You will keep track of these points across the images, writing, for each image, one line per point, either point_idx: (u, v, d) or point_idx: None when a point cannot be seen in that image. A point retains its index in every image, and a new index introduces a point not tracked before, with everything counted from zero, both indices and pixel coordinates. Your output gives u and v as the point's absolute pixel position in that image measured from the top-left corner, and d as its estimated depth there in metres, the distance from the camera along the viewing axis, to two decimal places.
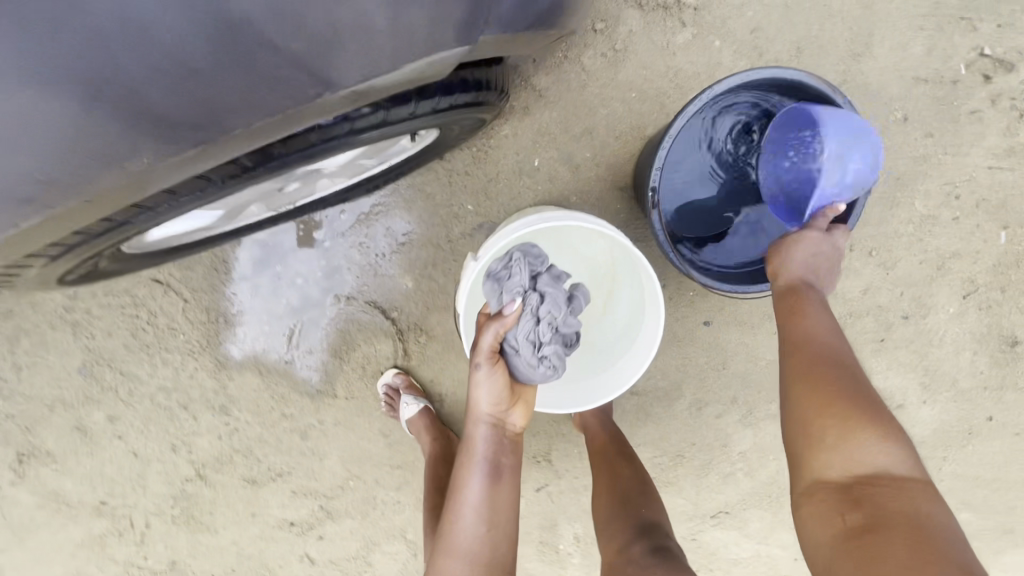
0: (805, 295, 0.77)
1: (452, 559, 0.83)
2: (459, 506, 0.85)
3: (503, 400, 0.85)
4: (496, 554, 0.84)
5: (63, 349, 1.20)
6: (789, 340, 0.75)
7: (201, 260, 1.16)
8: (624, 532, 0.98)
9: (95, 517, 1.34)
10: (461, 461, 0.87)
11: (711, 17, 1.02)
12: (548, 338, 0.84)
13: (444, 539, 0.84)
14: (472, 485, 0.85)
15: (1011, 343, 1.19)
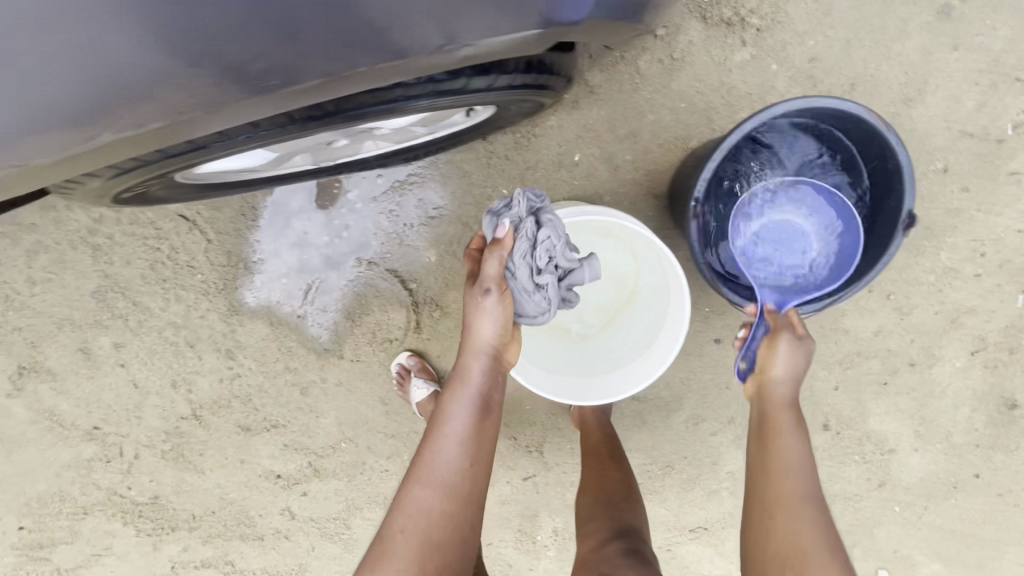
0: (787, 412, 0.80)
1: (427, 485, 0.80)
2: (441, 433, 0.82)
3: (505, 333, 0.84)
4: (472, 489, 0.82)
5: (80, 270, 1.21)
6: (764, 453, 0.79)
7: (230, 203, 1.16)
8: (602, 530, 0.98)
9: (86, 441, 1.34)
10: (451, 389, 0.85)
11: (773, 40, 1.02)
12: (547, 264, 0.82)
13: (420, 463, 0.81)
14: (458, 413, 0.83)
15: (1010, 405, 1.21)
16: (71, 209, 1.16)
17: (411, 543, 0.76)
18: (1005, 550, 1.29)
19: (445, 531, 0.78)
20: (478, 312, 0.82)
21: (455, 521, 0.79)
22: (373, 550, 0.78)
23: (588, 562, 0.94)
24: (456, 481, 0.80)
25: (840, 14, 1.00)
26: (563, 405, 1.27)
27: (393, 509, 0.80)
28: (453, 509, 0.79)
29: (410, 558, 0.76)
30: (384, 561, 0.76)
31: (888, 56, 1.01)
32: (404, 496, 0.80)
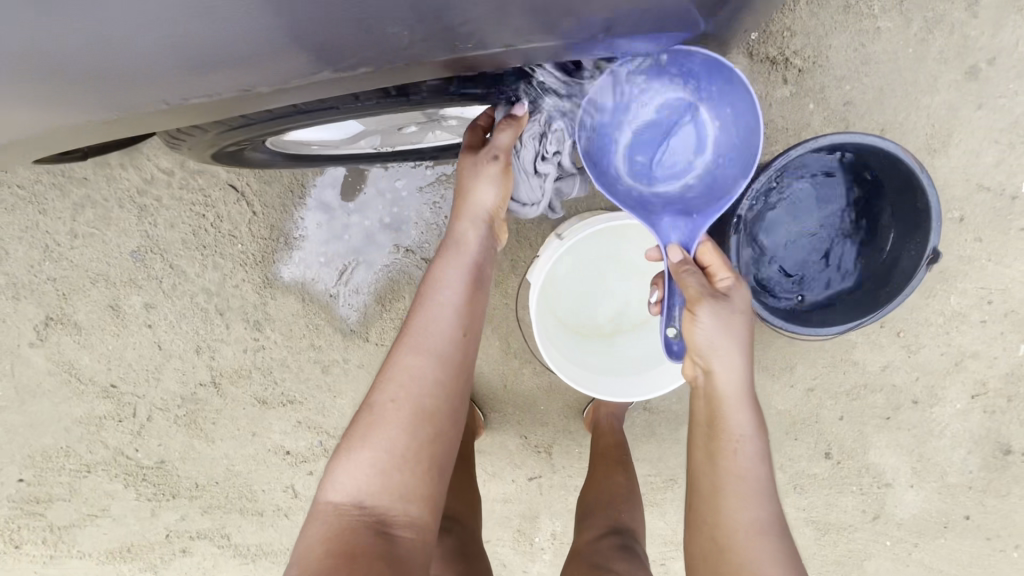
0: (727, 404, 0.76)
1: (416, 352, 0.79)
2: (430, 302, 0.82)
3: (501, 202, 0.85)
4: (463, 355, 0.82)
5: (122, 228, 1.24)
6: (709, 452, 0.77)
7: (279, 179, 1.20)
8: (598, 526, 0.98)
9: (101, 398, 1.35)
10: (441, 259, 0.85)
11: (813, 81, 1.09)
12: (552, 152, 0.84)
13: (408, 332, 0.81)
14: (454, 282, 0.83)
15: (1004, 451, 1.25)
16: (124, 168, 1.20)
17: (405, 408, 0.77)
18: None
19: (438, 393, 0.79)
20: (478, 179, 0.82)
21: (448, 384, 0.80)
22: (363, 420, 0.78)
23: (581, 554, 0.94)
24: (447, 345, 0.80)
25: (878, 64, 1.07)
26: (576, 410, 1.30)
27: (381, 379, 0.80)
28: (445, 373, 0.79)
29: (404, 422, 0.77)
30: (377, 428, 0.77)
31: (917, 107, 1.08)
32: (393, 364, 0.80)
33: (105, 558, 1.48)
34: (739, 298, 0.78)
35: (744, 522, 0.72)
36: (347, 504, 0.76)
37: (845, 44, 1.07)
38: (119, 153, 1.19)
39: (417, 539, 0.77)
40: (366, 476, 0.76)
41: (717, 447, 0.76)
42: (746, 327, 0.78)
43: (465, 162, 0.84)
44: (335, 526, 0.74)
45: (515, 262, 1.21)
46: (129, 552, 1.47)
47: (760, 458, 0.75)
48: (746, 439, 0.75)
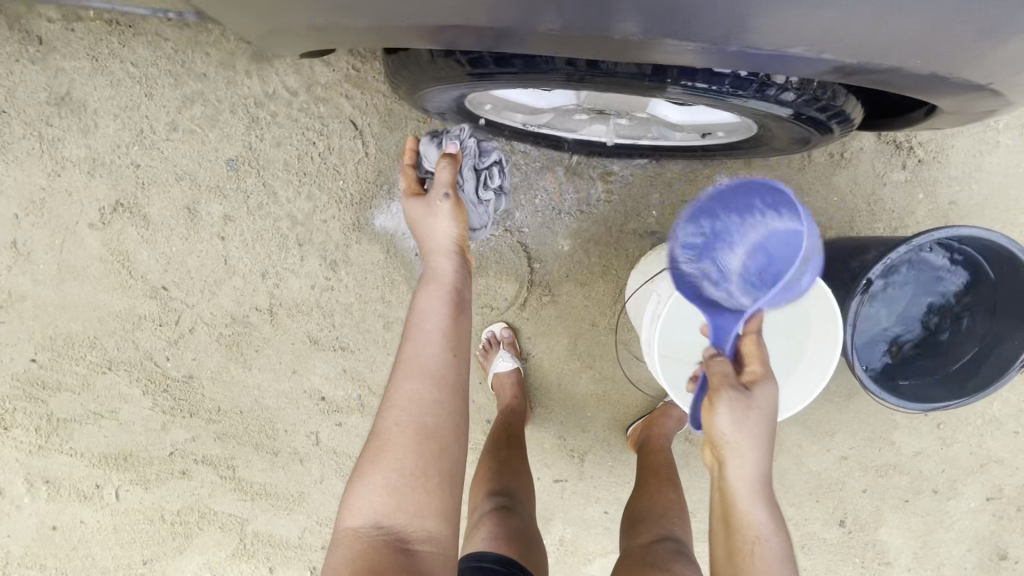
0: (749, 501, 0.72)
1: (410, 378, 0.81)
2: (419, 330, 0.84)
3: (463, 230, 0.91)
4: (455, 375, 0.83)
5: (227, 134, 1.21)
6: (727, 553, 0.72)
7: (401, 128, 1.19)
8: (651, 532, 1.03)
9: (147, 297, 1.30)
10: (424, 289, 0.88)
11: (928, 173, 1.15)
12: (489, 181, 0.99)
13: (402, 361, 0.82)
14: (435, 310, 0.85)
15: (1000, 555, 1.33)
16: (249, 76, 1.18)
17: (407, 433, 0.78)
18: None
19: (439, 415, 0.80)
20: (435, 215, 0.89)
21: (448, 405, 0.80)
22: (369, 449, 0.79)
23: (636, 555, 0.99)
24: (439, 369, 0.81)
25: (989, 174, 1.15)
26: (621, 424, 1.32)
27: (383, 407, 0.81)
28: (445, 395, 0.80)
29: (409, 446, 0.77)
30: (383, 455, 0.77)
31: (1014, 223, 1.16)
32: (393, 392, 0.81)
33: (97, 462, 1.41)
34: (761, 394, 0.73)
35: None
36: (363, 526, 0.76)
37: (965, 148, 1.14)
38: (248, 60, 1.17)
39: (437, 554, 0.75)
40: (380, 498, 0.76)
41: (729, 541, 0.72)
42: (765, 413, 0.73)
43: (416, 208, 0.92)
44: (356, 551, 0.74)
45: (606, 268, 1.22)
46: (125, 461, 1.40)
47: (784, 558, 0.70)
48: (764, 538, 0.71)
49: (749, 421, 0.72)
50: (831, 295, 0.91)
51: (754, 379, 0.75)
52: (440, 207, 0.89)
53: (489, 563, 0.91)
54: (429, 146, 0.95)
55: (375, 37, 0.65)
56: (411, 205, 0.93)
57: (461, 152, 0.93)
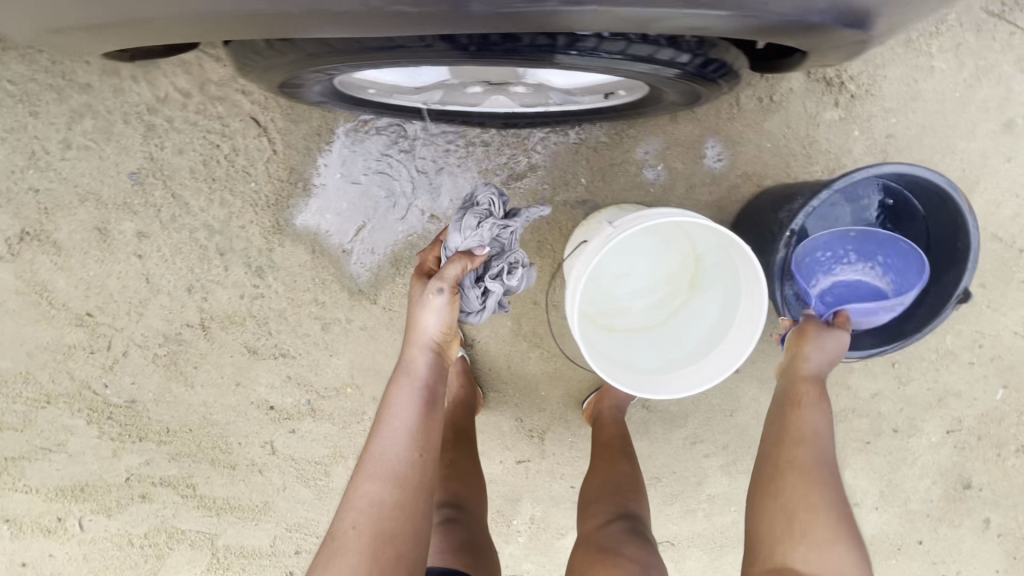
0: (813, 390, 0.89)
1: (372, 478, 0.80)
2: (387, 426, 0.83)
3: (446, 329, 0.85)
4: (416, 478, 0.81)
5: (125, 146, 1.14)
6: (791, 430, 0.88)
7: (305, 120, 1.13)
8: (605, 513, 1.01)
9: (73, 326, 1.25)
10: (394, 386, 0.86)
11: (861, 109, 1.10)
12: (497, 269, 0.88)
13: (366, 463, 0.82)
14: (403, 406, 0.83)
15: (964, 485, 1.33)
16: (136, 82, 1.10)
17: (364, 538, 0.77)
18: None
19: (398, 520, 0.79)
20: (421, 309, 0.83)
21: (406, 510, 0.79)
22: (329, 549, 0.78)
23: (588, 542, 0.97)
24: (397, 471, 0.80)
25: (924, 102, 1.09)
26: (576, 400, 1.30)
27: (344, 505, 0.80)
28: (403, 499, 0.79)
29: (361, 551, 0.76)
30: (338, 560, 0.76)
31: (954, 150, 1.11)
32: (354, 489, 0.81)
33: (54, 496, 1.38)
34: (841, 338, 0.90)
35: (817, 472, 0.84)
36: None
37: (898, 78, 1.08)
38: (132, 65, 1.09)
39: None
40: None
41: (790, 419, 0.88)
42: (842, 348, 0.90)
43: (417, 291, 0.87)
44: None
45: (541, 244, 1.18)
46: (83, 492, 1.38)
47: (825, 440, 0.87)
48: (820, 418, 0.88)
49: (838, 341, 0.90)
50: (756, 263, 0.83)
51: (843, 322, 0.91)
52: (430, 298, 0.82)
53: None
54: (455, 228, 0.87)
55: (172, 26, 0.59)
56: (416, 286, 0.89)
57: (473, 249, 0.85)
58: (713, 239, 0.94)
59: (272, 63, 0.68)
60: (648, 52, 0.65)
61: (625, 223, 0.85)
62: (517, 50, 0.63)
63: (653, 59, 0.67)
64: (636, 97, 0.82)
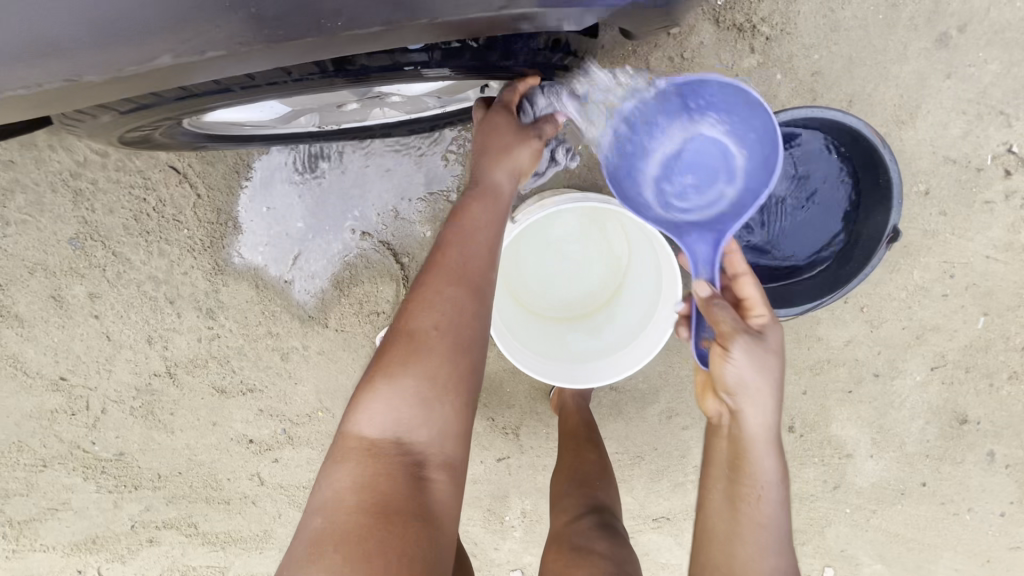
0: (752, 453, 0.72)
1: (450, 281, 0.73)
2: (464, 237, 0.76)
3: (530, 167, 0.85)
4: (488, 290, 0.76)
5: (58, 214, 1.16)
6: (725, 505, 0.72)
7: (222, 159, 1.14)
8: (573, 509, 0.99)
9: (51, 391, 1.30)
10: (474, 198, 0.79)
11: (780, 50, 1.04)
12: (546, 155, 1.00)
13: (441, 268, 0.74)
14: (482, 220, 0.77)
15: (961, 421, 1.27)
16: (54, 150, 1.12)
17: (445, 338, 0.70)
18: (941, 556, 1.36)
19: (473, 326, 0.73)
20: (515, 143, 0.82)
21: (485, 317, 0.74)
22: (400, 350, 0.70)
23: (559, 537, 0.95)
24: (472, 279, 0.74)
25: (845, 32, 1.03)
26: (543, 391, 1.29)
27: (415, 306, 0.72)
28: (481, 306, 0.74)
29: (442, 350, 0.70)
30: (417, 357, 0.69)
31: (886, 77, 1.05)
32: (423, 293, 0.73)
33: (69, 552, 1.44)
34: (771, 337, 0.73)
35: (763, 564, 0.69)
36: (381, 440, 0.68)
37: (813, 11, 1.03)
38: (47, 134, 1.11)
39: (451, 479, 0.70)
40: (405, 408, 0.68)
41: (733, 509, 0.71)
42: (779, 365, 0.73)
43: (501, 129, 0.80)
44: (370, 462, 0.67)
45: None
46: (95, 544, 1.43)
47: (779, 503, 0.71)
48: (768, 482, 0.71)
49: (760, 370, 0.72)
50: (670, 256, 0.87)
51: (759, 325, 0.75)
52: (532, 140, 0.83)
53: None
54: (537, 91, 0.83)
55: None
56: (500, 123, 0.81)
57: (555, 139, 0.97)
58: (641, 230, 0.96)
59: (128, 131, 0.69)
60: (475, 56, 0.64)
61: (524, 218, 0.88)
62: (286, 82, 0.61)
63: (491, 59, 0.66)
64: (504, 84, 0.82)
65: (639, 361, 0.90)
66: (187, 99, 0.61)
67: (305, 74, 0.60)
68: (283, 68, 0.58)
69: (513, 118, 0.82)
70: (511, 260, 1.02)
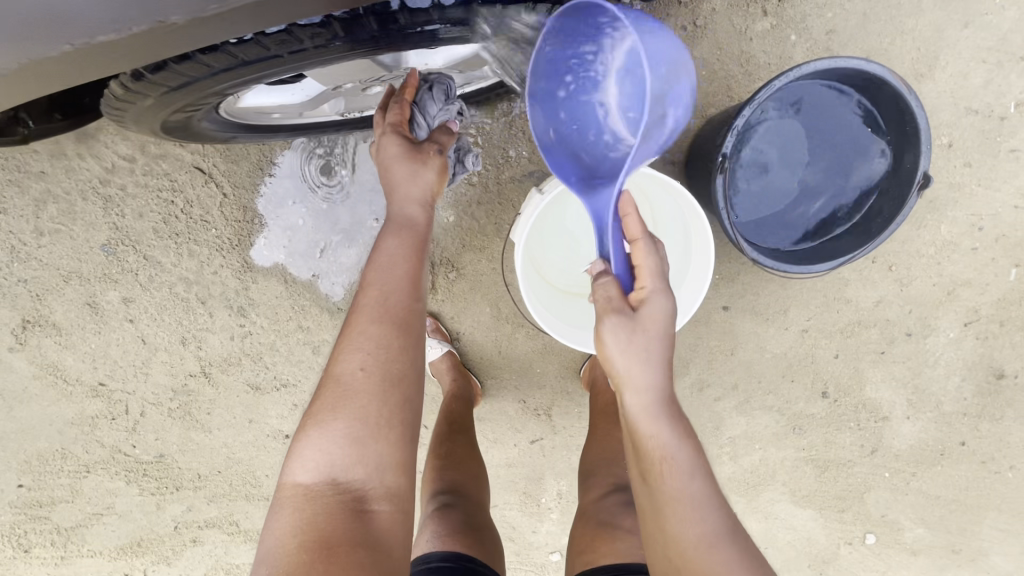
0: (645, 427, 0.71)
1: (373, 316, 0.73)
2: (383, 272, 0.75)
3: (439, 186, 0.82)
4: (416, 323, 0.75)
5: (89, 221, 1.19)
6: (649, 500, 0.71)
7: (246, 157, 1.16)
8: (603, 485, 1.00)
9: (91, 398, 1.33)
10: (394, 232, 0.78)
11: (793, 12, 1.04)
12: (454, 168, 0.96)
13: (364, 304, 0.74)
14: (398, 253, 0.77)
15: (997, 376, 1.26)
16: (83, 158, 1.15)
17: (374, 378, 0.71)
18: (985, 516, 1.34)
19: (402, 361, 0.73)
20: (416, 168, 0.78)
21: (413, 351, 0.74)
22: (330, 396, 0.71)
23: (588, 513, 0.97)
24: (397, 312, 0.74)
25: None
26: (572, 369, 1.30)
27: (342, 351, 0.73)
28: (408, 340, 0.74)
29: (372, 390, 0.71)
30: (346, 403, 0.70)
31: (903, 31, 1.05)
32: (350, 336, 0.73)
33: (117, 556, 1.46)
34: (648, 309, 0.73)
35: (697, 546, 0.66)
36: (318, 482, 0.69)
37: None
38: (75, 143, 1.14)
39: (397, 508, 0.71)
40: (339, 450, 0.69)
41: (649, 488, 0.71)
42: (655, 334, 0.73)
43: (396, 152, 0.77)
44: (309, 508, 0.68)
45: (498, 224, 1.17)
46: (140, 547, 1.45)
47: (690, 469, 0.69)
48: (671, 453, 0.70)
49: (633, 345, 0.72)
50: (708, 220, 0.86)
51: (640, 298, 0.74)
52: (433, 157, 0.79)
53: (436, 563, 0.88)
54: (427, 97, 0.81)
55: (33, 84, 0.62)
56: (390, 147, 0.77)
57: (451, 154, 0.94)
58: None
59: (173, 116, 0.74)
60: (499, 11, 0.64)
61: (551, 188, 0.87)
62: (327, 46, 0.62)
63: (523, 15, 0.67)
64: (529, 58, 0.83)
65: None
66: (220, 76, 0.64)
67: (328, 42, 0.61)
68: (305, 34, 0.59)
69: (406, 138, 0.78)
70: (536, 236, 1.02)
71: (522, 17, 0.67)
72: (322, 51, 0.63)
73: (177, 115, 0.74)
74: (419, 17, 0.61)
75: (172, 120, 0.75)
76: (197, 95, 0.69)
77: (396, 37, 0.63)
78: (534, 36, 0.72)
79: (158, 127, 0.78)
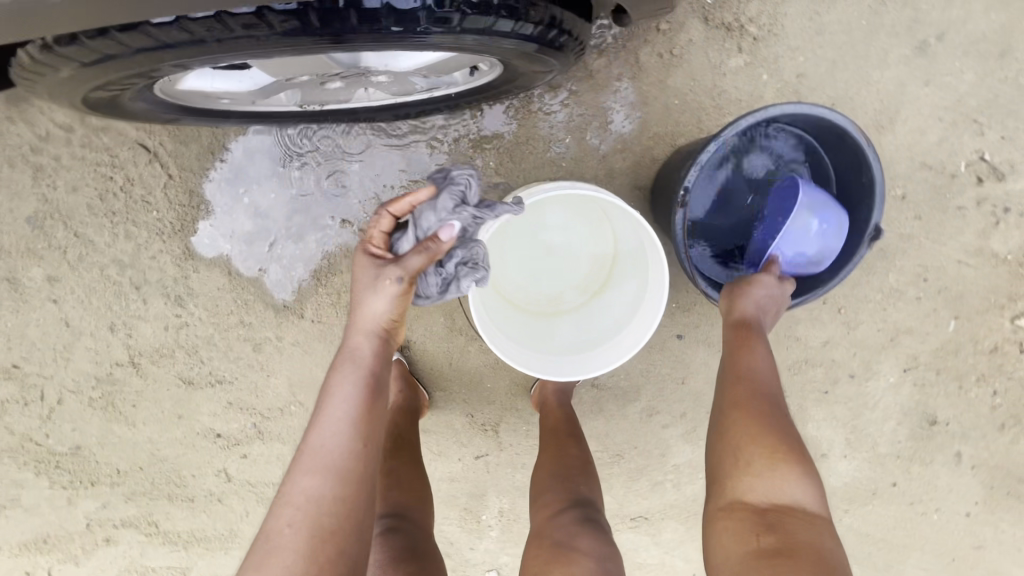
0: (750, 330, 0.88)
1: (309, 466, 0.67)
2: (326, 413, 0.70)
3: (399, 311, 0.74)
4: (363, 470, 0.69)
5: (16, 190, 1.10)
6: (734, 371, 0.86)
7: (196, 140, 1.10)
8: (557, 501, 0.97)
9: (2, 380, 1.22)
10: (339, 366, 0.74)
11: (766, 51, 1.05)
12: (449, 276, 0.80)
13: (303, 451, 0.69)
14: (345, 391, 0.71)
15: (930, 423, 1.30)
16: (14, 123, 1.06)
17: (302, 535, 0.64)
18: (909, 556, 1.38)
19: (336, 515, 0.66)
20: (372, 286, 0.73)
21: (350, 503, 0.67)
22: (255, 557, 0.65)
23: (541, 533, 0.93)
24: (336, 458, 0.68)
25: (829, 36, 1.06)
26: (523, 387, 1.27)
27: (273, 508, 0.67)
28: (346, 490, 0.67)
29: (297, 552, 0.64)
30: (268, 565, 0.63)
31: (868, 82, 1.08)
32: (286, 490, 0.67)
33: (18, 551, 1.35)
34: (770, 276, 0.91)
35: (759, 408, 0.82)
36: None
37: (799, 13, 1.05)
38: (7, 106, 1.06)
39: None
40: None
41: (729, 364, 0.87)
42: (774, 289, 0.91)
43: (364, 269, 0.76)
44: None
45: None
46: (45, 544, 1.34)
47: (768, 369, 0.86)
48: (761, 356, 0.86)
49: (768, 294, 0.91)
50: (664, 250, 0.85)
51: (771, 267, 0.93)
52: (384, 285, 0.72)
53: None
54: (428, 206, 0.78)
55: None
56: (362, 261, 0.77)
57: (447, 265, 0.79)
58: (628, 223, 0.96)
59: (98, 91, 0.68)
60: (456, 23, 0.62)
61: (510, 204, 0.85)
62: (264, 37, 0.59)
63: (483, 29, 0.64)
64: (496, 71, 0.80)
65: (621, 359, 0.89)
66: (146, 54, 0.60)
67: (265, 32, 0.58)
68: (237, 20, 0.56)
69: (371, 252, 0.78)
70: (495, 248, 1.00)
71: (483, 30, 0.65)
72: (258, 41, 0.59)
73: (102, 91, 0.69)
74: (366, 17, 0.59)
75: (96, 95, 0.70)
76: (125, 73, 0.64)
77: (341, 35, 0.60)
78: (498, 50, 0.69)
79: (83, 101, 0.72)
